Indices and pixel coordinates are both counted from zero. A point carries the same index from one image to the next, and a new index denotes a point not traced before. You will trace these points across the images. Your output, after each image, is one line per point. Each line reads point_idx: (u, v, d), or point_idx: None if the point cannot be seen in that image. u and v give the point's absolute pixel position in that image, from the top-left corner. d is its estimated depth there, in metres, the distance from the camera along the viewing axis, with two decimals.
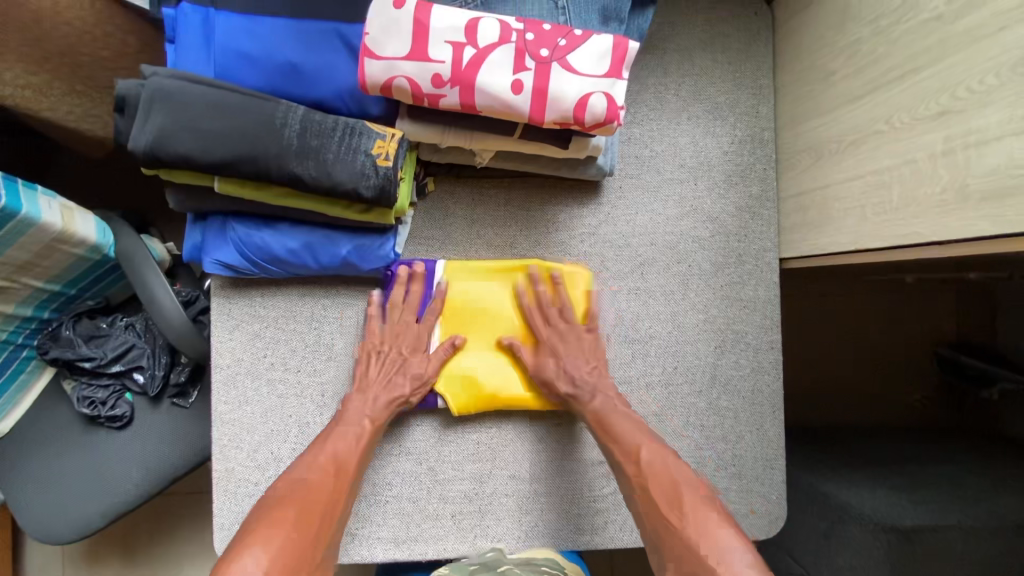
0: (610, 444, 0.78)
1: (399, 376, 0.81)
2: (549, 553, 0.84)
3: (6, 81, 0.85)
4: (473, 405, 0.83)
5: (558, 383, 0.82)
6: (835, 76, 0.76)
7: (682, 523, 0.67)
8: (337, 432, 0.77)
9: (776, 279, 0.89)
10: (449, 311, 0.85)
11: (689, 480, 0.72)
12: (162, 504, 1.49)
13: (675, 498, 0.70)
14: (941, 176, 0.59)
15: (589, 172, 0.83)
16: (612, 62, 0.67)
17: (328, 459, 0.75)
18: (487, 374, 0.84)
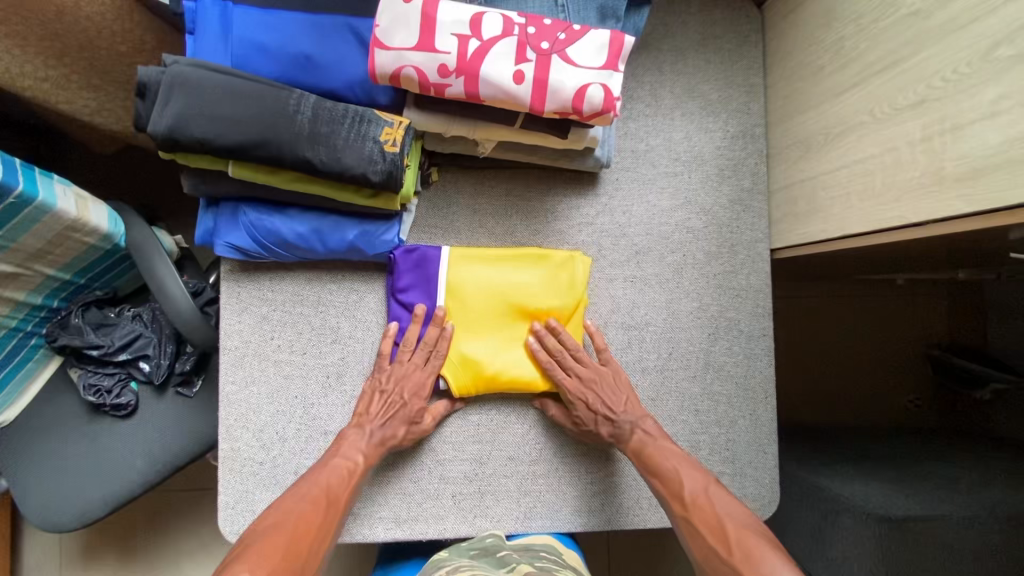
0: (657, 478, 0.81)
1: (394, 420, 0.82)
2: (549, 541, 0.85)
3: (27, 73, 0.89)
4: (474, 388, 0.85)
5: (598, 427, 0.85)
6: (822, 72, 0.80)
7: (730, 551, 0.70)
8: (330, 465, 0.79)
9: (767, 268, 0.93)
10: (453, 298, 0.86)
11: (733, 511, 0.74)
12: (162, 498, 1.50)
13: (720, 529, 0.72)
14: (920, 161, 0.63)
15: (587, 163, 0.86)
16: (609, 55, 0.71)
17: (320, 489, 0.76)
18: (490, 358, 0.85)
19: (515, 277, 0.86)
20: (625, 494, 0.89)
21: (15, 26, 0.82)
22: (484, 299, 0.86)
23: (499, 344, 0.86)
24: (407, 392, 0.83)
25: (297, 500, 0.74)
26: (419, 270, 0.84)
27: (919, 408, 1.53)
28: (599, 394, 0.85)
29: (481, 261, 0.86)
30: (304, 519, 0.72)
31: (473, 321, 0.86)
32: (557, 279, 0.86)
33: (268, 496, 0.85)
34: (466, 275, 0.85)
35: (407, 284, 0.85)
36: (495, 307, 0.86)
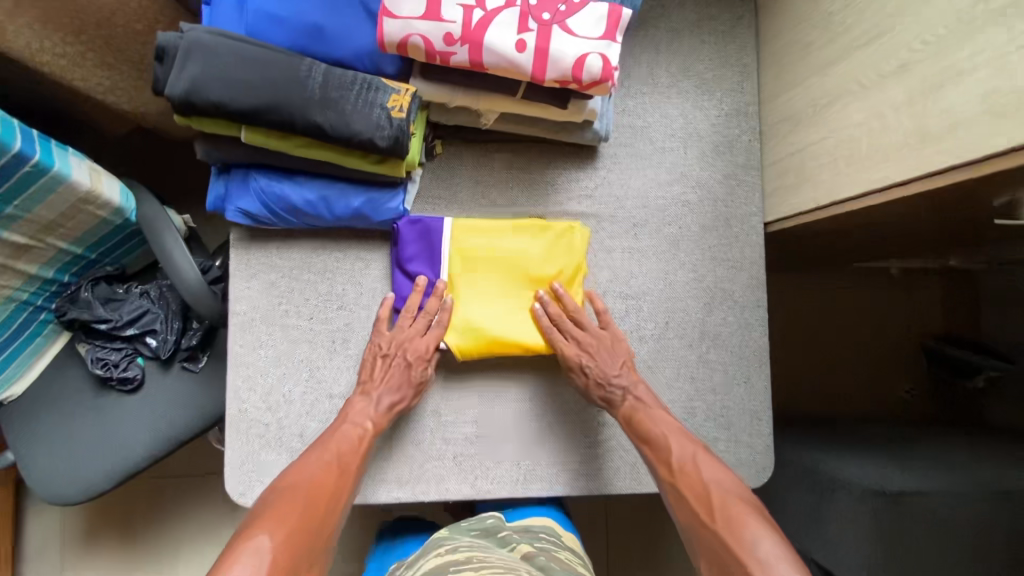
0: (647, 447, 0.84)
1: (399, 386, 0.85)
2: (547, 522, 0.91)
3: (46, 48, 0.92)
4: (475, 351, 0.87)
5: (591, 390, 0.88)
6: (811, 48, 0.83)
7: (714, 518, 0.74)
8: (341, 432, 0.82)
9: (760, 241, 0.95)
10: (456, 267, 0.89)
11: (721, 479, 0.78)
12: (158, 488, 1.47)
13: (706, 496, 0.77)
14: (904, 123, 0.66)
15: (586, 136, 0.89)
16: (607, 26, 0.74)
17: (331, 456, 0.80)
18: (494, 324, 0.87)
19: (515, 248, 0.89)
20: (622, 458, 0.92)
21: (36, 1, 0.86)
22: (485, 268, 0.89)
23: (502, 311, 0.89)
24: (410, 358, 0.86)
25: (307, 467, 0.79)
26: (422, 238, 0.87)
27: (914, 397, 1.54)
28: (597, 357, 0.88)
29: (483, 231, 0.89)
30: (315, 486, 0.76)
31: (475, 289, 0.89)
32: (557, 248, 0.89)
33: (274, 456, 0.87)
34: (470, 246, 0.88)
35: (410, 252, 0.87)
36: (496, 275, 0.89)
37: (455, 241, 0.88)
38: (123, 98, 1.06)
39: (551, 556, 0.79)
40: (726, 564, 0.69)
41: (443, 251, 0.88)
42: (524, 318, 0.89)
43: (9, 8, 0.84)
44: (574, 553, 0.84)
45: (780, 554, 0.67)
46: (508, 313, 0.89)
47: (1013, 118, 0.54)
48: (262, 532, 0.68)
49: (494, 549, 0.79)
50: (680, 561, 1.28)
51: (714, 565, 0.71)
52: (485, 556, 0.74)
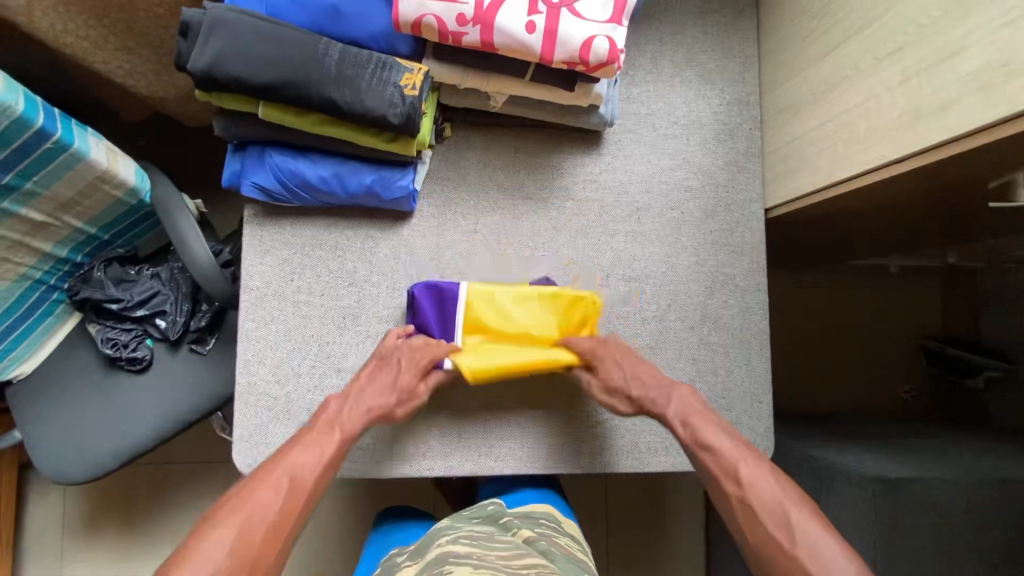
0: (705, 455, 0.77)
1: (378, 395, 0.82)
2: (547, 509, 0.91)
3: (69, 30, 0.96)
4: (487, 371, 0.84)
5: (625, 399, 0.86)
6: (810, 37, 0.86)
7: (790, 540, 0.65)
8: (314, 436, 0.76)
9: (761, 226, 0.98)
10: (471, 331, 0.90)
11: (777, 499, 0.69)
12: (160, 474, 1.48)
13: (779, 516, 0.67)
14: (899, 103, 0.69)
15: (591, 120, 0.92)
16: (613, 11, 0.77)
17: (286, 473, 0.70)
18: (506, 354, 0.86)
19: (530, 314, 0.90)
20: (623, 439, 0.93)
21: None
22: (502, 337, 0.90)
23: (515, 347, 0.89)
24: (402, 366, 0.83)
25: (262, 483, 0.68)
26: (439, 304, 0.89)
27: (914, 396, 1.54)
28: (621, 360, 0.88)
29: (498, 299, 0.89)
30: (272, 506, 0.66)
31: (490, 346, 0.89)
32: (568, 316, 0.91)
33: (281, 429, 0.89)
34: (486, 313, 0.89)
35: (428, 319, 0.89)
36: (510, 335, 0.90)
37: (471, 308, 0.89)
38: (141, 83, 1.10)
39: (551, 541, 0.80)
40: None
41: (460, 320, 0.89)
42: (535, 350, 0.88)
43: None
44: (573, 538, 0.85)
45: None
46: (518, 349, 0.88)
47: (1002, 91, 0.56)
48: None
49: (496, 537, 0.80)
50: (679, 551, 1.28)
51: None
52: (488, 547, 0.74)
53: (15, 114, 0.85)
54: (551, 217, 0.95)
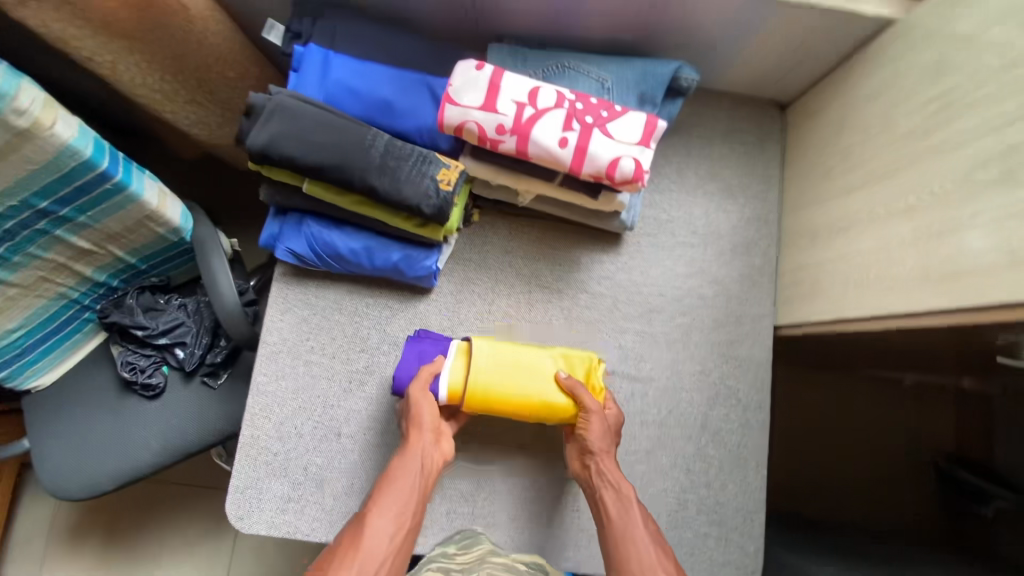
0: (628, 528, 0.79)
1: (417, 470, 0.81)
2: (538, 558, 0.89)
3: (145, 84, 1.04)
4: (478, 396, 0.82)
5: (593, 442, 0.83)
6: (830, 173, 0.90)
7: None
8: (404, 463, 0.81)
9: (769, 342, 0.99)
10: (460, 377, 0.84)
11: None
12: (151, 496, 1.49)
13: None
14: (907, 260, 0.72)
15: (613, 224, 0.96)
16: (643, 134, 0.82)
17: (396, 499, 0.78)
18: (501, 381, 0.82)
19: (528, 366, 0.84)
20: None
21: (147, 44, 0.97)
22: (497, 380, 0.82)
23: (511, 382, 0.83)
24: (429, 437, 0.83)
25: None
26: (433, 347, 0.89)
27: (920, 517, 1.47)
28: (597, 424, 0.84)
29: (498, 350, 0.85)
30: (385, 533, 0.75)
31: (480, 407, 0.83)
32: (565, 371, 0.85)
33: (277, 486, 0.91)
34: (479, 360, 0.83)
35: (411, 366, 0.87)
36: (503, 382, 0.82)
37: (462, 350, 0.86)
38: (200, 130, 1.18)
39: None
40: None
41: (448, 358, 0.85)
42: (531, 383, 0.83)
43: (122, 48, 0.96)
44: None
45: None
46: (513, 385, 0.83)
47: (1008, 274, 0.58)
48: None
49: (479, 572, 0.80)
50: None
51: None
52: None
53: (83, 157, 0.93)
54: (563, 309, 0.98)
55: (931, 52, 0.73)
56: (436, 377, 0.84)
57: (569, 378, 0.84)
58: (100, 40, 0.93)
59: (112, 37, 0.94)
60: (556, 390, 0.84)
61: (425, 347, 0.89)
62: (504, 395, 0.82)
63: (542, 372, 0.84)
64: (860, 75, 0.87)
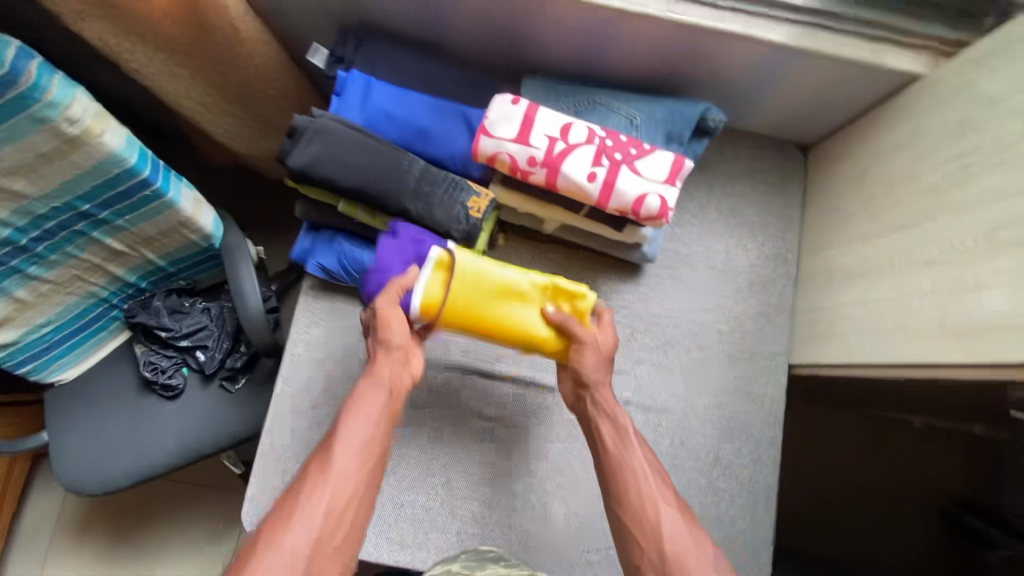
0: (625, 458, 0.79)
1: (385, 394, 0.78)
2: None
3: (190, 96, 1.08)
4: (454, 313, 0.81)
5: (588, 371, 0.83)
6: (851, 218, 0.92)
7: (696, 559, 0.69)
8: (372, 388, 0.77)
9: (783, 380, 1.01)
10: (438, 292, 0.81)
11: (684, 531, 0.72)
12: (158, 495, 1.50)
13: (691, 542, 0.71)
14: (926, 311, 0.73)
15: (634, 255, 0.98)
16: (669, 173, 0.85)
17: (367, 425, 0.75)
18: (480, 303, 0.81)
19: (510, 292, 0.81)
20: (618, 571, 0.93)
21: (194, 59, 1.01)
22: (476, 299, 0.81)
23: (490, 305, 0.81)
24: (396, 357, 0.80)
25: (305, 497, 0.67)
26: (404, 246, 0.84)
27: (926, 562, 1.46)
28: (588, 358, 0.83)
29: (481, 270, 0.81)
30: (354, 459, 0.72)
31: (453, 322, 0.82)
32: (549, 298, 0.82)
33: None
34: (461, 278, 0.80)
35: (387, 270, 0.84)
36: (481, 304, 0.81)
37: (442, 262, 0.81)
38: (236, 142, 1.22)
39: None
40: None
41: (425, 270, 0.80)
42: (511, 309, 0.82)
43: (171, 62, 1.00)
44: None
45: None
46: (493, 308, 0.81)
47: None
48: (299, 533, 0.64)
49: None
50: None
51: None
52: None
53: (128, 166, 0.94)
54: None
55: (954, 110, 0.75)
56: (410, 290, 0.81)
57: (554, 311, 0.82)
58: (151, 53, 0.97)
59: (162, 51, 0.97)
60: (534, 319, 0.82)
61: (404, 247, 0.85)
62: (481, 317, 0.81)
63: (525, 300, 0.82)
64: (884, 125, 0.89)
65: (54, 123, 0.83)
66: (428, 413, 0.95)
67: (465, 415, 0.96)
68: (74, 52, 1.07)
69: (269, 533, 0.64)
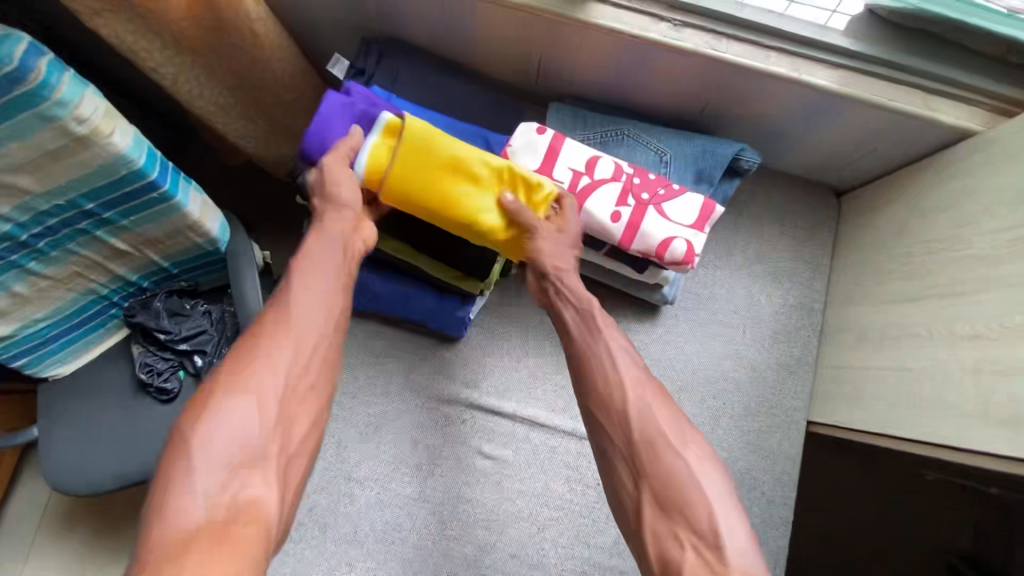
0: (595, 345, 0.68)
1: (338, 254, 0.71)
2: None
3: (204, 98, 1.05)
4: (397, 181, 0.77)
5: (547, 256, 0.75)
6: (887, 275, 0.87)
7: (671, 446, 0.58)
8: (326, 249, 0.70)
9: (801, 438, 0.96)
10: (384, 159, 0.77)
11: (663, 416, 0.61)
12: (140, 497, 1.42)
13: (669, 426, 0.60)
14: (965, 391, 0.69)
15: (653, 296, 0.94)
16: (698, 217, 0.80)
17: (316, 291, 0.67)
18: (426, 174, 0.76)
19: (461, 167, 0.76)
20: None
21: (211, 61, 0.97)
22: (422, 169, 0.76)
23: (437, 180, 0.76)
24: (346, 216, 0.73)
25: (263, 344, 0.61)
26: (352, 106, 0.83)
27: None
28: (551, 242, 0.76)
29: (431, 138, 0.76)
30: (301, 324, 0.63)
31: (395, 192, 0.77)
32: (505, 181, 0.77)
33: None
34: (409, 144, 0.76)
35: (333, 129, 0.81)
36: (428, 176, 0.76)
37: (390, 128, 0.78)
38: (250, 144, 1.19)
39: None
40: (681, 498, 0.55)
41: (372, 134, 0.77)
42: (459, 187, 0.77)
43: (188, 62, 0.96)
44: None
45: (722, 503, 0.55)
46: (439, 179, 0.76)
47: None
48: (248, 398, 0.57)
49: None
50: None
51: (664, 507, 0.55)
52: None
53: (135, 166, 0.79)
54: None
55: (1010, 176, 0.70)
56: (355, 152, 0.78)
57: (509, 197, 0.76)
58: (166, 52, 0.94)
59: (179, 51, 0.94)
60: (485, 200, 0.77)
61: (355, 110, 0.83)
62: (426, 191, 0.77)
63: (477, 180, 0.77)
64: (927, 179, 0.84)
65: (63, 123, 0.71)
66: (425, 448, 0.91)
67: (463, 452, 0.92)
68: (91, 43, 1.03)
69: (230, 385, 0.58)
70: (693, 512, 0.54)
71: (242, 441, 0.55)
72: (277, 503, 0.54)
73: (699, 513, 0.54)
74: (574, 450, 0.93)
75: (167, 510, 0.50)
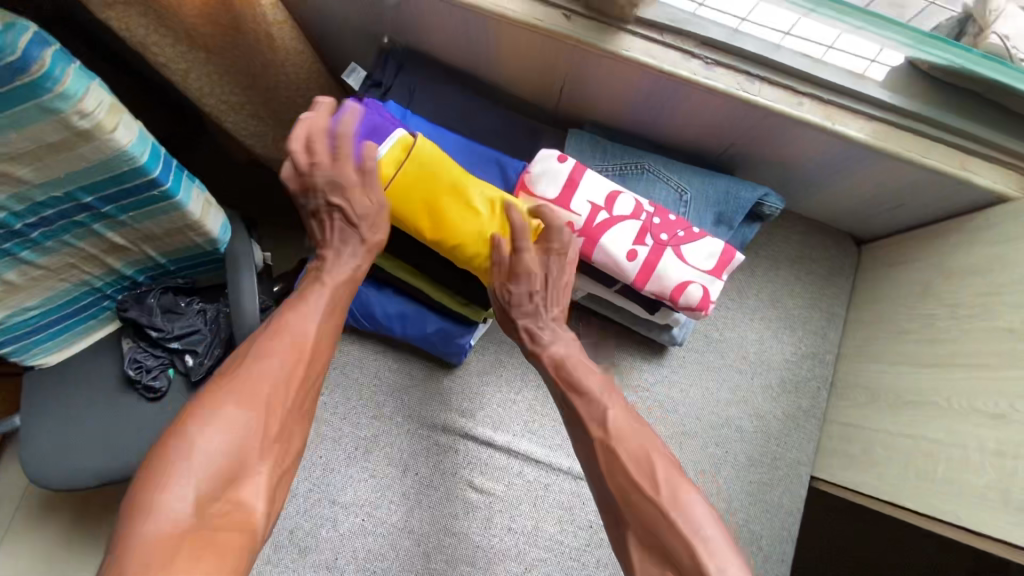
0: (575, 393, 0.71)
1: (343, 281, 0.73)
2: None
3: (213, 95, 1.01)
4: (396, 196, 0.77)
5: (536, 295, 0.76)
6: (906, 334, 0.84)
7: (648, 490, 0.61)
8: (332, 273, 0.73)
9: (803, 493, 0.92)
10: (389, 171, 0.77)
11: (642, 455, 0.63)
12: None
13: (644, 464, 0.62)
14: (987, 472, 0.67)
15: (662, 336, 0.91)
16: (716, 263, 0.77)
17: (320, 316, 0.69)
18: (425, 194, 0.76)
19: (461, 193, 0.76)
20: None
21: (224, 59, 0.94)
22: (422, 188, 0.76)
23: (434, 202, 0.76)
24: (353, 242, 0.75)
25: (267, 358, 0.64)
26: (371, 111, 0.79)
27: None
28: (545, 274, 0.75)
29: (436, 163, 0.77)
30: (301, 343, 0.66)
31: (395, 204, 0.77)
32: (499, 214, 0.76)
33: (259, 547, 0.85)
34: (414, 163, 0.77)
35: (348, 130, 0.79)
36: (425, 196, 0.76)
37: (403, 143, 0.77)
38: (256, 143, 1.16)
39: None
40: (666, 543, 0.57)
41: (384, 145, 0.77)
42: (453, 211, 0.76)
43: (200, 58, 0.93)
44: None
45: (711, 542, 0.56)
46: (435, 202, 0.76)
47: None
48: (239, 409, 0.60)
49: None
50: None
51: (652, 552, 0.58)
52: None
53: (135, 164, 0.73)
54: None
55: None
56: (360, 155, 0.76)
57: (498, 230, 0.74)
58: (179, 47, 0.91)
59: (191, 47, 0.91)
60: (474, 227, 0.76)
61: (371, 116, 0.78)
62: (421, 211, 0.76)
63: (473, 209, 0.76)
64: (953, 241, 0.82)
65: (64, 116, 0.65)
66: (414, 476, 0.88)
67: (454, 483, 0.88)
68: (104, 30, 1.00)
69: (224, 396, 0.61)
70: (681, 557, 0.56)
71: (238, 452, 0.58)
72: (265, 514, 0.58)
73: (687, 552, 0.56)
74: (568, 491, 0.89)
75: (157, 509, 0.52)
